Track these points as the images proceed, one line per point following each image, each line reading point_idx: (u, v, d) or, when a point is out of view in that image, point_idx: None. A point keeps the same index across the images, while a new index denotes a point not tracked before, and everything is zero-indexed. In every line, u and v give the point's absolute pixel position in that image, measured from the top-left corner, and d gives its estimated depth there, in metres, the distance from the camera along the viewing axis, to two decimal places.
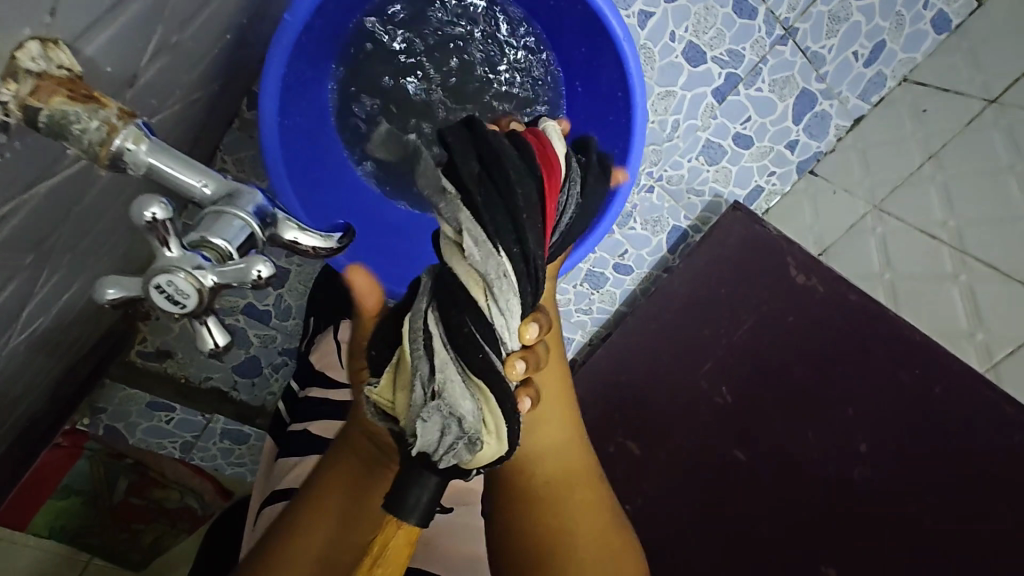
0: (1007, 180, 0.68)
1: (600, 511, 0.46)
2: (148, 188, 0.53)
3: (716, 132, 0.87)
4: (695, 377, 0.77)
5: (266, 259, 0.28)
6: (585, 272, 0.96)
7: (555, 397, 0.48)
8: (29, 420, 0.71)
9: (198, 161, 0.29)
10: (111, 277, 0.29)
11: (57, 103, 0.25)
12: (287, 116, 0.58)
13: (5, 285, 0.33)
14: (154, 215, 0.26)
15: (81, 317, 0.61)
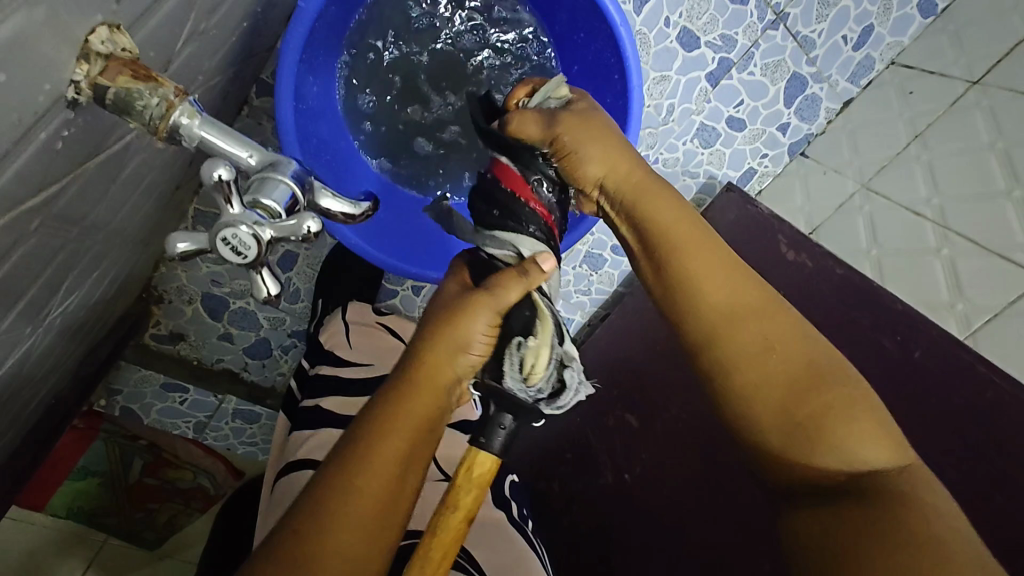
0: (988, 158, 0.70)
1: (795, 360, 0.40)
2: (167, 170, 0.56)
3: (710, 115, 0.89)
4: None
5: (314, 216, 0.32)
6: (584, 254, 0.98)
7: (692, 251, 0.44)
8: (52, 399, 0.74)
9: (241, 133, 0.32)
10: (180, 232, 0.33)
11: (123, 82, 0.27)
12: (300, 100, 0.60)
13: (51, 257, 0.36)
14: (222, 176, 0.29)
15: (103, 297, 0.64)
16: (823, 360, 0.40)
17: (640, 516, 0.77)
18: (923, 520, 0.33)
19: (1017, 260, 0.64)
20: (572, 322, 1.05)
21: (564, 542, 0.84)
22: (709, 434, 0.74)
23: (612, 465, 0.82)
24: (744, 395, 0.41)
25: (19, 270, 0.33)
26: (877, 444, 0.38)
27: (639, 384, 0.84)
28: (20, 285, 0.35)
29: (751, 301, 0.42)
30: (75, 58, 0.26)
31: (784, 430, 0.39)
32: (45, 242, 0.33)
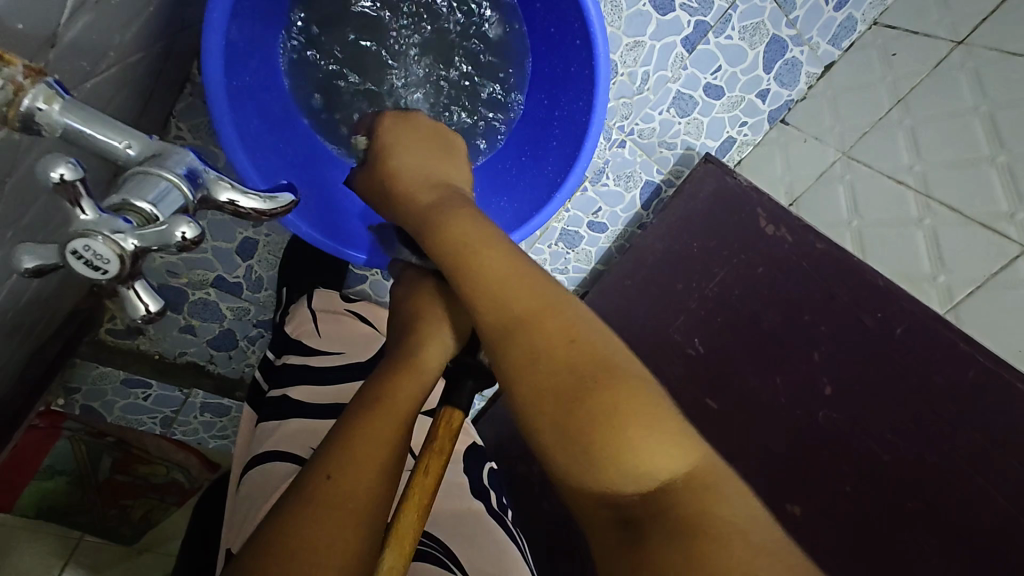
0: (972, 122, 0.68)
1: (570, 372, 0.36)
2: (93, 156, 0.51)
3: (687, 83, 0.85)
4: (668, 330, 0.78)
5: (191, 221, 0.28)
6: (560, 231, 0.95)
7: (471, 252, 0.42)
8: None
9: (120, 121, 0.29)
10: (25, 243, 0.28)
11: None
12: (233, 77, 0.55)
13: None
14: (62, 176, 0.25)
15: (39, 295, 0.60)
16: (596, 365, 0.36)
17: None
18: (716, 541, 0.32)
19: (1001, 230, 0.62)
20: None
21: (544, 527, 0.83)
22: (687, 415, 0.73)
23: None
24: (529, 419, 0.37)
25: None
26: (669, 452, 0.35)
27: None
28: None
29: (537, 309, 0.38)
30: None
31: (568, 454, 0.36)
32: None
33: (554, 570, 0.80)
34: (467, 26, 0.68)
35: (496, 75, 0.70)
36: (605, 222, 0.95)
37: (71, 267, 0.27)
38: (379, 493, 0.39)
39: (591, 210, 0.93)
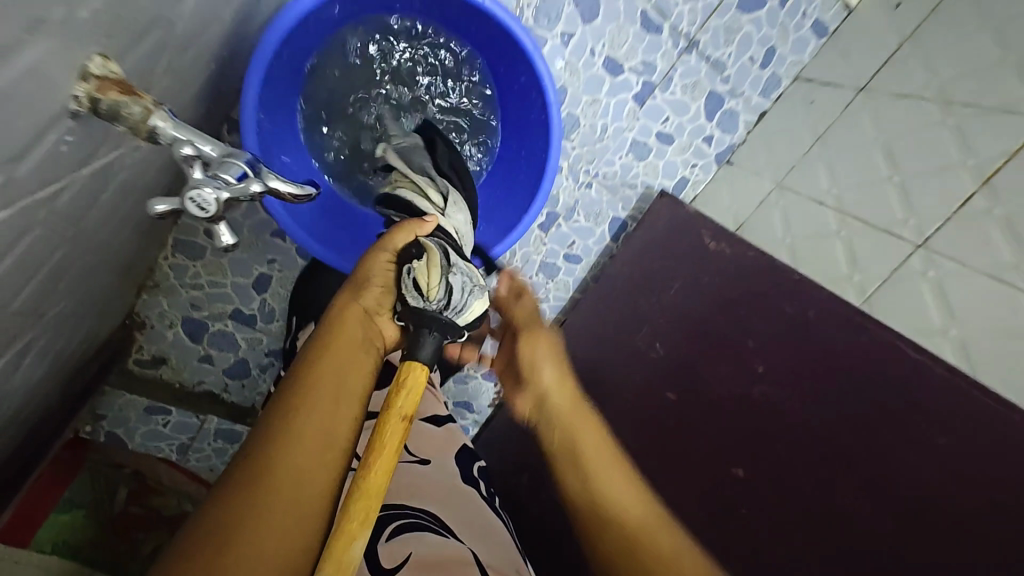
0: (874, 151, 0.81)
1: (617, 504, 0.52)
2: (145, 193, 0.62)
3: (641, 132, 1.00)
4: (637, 338, 0.88)
5: (260, 183, 0.41)
6: (540, 263, 1.07)
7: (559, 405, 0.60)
8: (39, 418, 0.78)
9: (204, 131, 0.39)
10: (157, 197, 0.40)
11: (112, 96, 0.33)
12: (265, 127, 0.69)
13: (45, 261, 0.42)
14: (187, 150, 0.38)
15: (89, 314, 0.70)
16: (640, 512, 0.52)
17: None
18: None
19: (900, 234, 0.72)
20: None
21: (536, 530, 0.89)
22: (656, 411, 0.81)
23: None
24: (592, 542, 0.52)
25: (29, 257, 0.39)
26: None
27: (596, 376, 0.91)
28: (19, 284, 0.40)
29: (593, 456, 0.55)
30: (75, 78, 0.32)
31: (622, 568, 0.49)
32: (49, 234, 0.40)
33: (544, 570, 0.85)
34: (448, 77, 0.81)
35: (489, 113, 0.83)
36: (579, 253, 1.07)
37: (183, 210, 0.40)
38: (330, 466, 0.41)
39: (565, 243, 1.06)
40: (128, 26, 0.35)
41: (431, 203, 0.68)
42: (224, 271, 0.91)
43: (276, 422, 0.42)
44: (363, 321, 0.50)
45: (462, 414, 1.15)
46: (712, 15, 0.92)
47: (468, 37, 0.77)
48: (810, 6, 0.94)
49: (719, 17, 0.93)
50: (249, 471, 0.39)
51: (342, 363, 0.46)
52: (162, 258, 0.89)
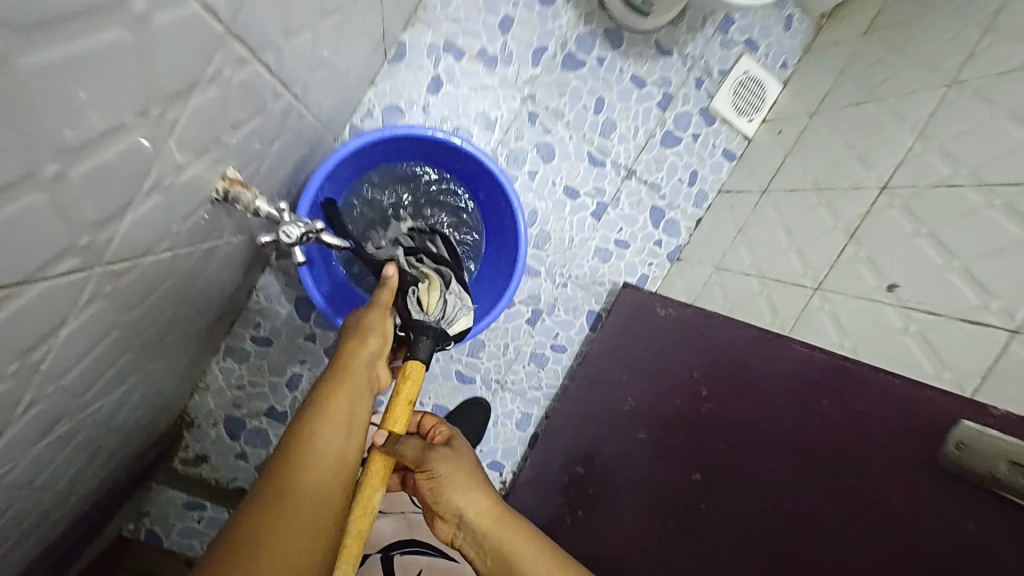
0: (779, 231, 1.03)
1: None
2: (220, 288, 0.83)
3: (602, 239, 1.24)
4: (615, 399, 1.02)
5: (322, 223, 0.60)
6: (531, 354, 1.24)
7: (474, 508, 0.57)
8: (99, 502, 0.90)
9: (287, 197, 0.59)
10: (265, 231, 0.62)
11: (237, 189, 0.56)
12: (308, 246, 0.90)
13: (165, 309, 0.61)
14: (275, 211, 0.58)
15: (160, 396, 0.86)
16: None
17: (590, 547, 0.89)
18: None
19: (803, 283, 0.90)
20: (531, 416, 1.25)
21: None
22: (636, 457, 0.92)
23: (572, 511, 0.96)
24: None
25: (160, 303, 0.59)
26: None
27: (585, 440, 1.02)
28: (150, 320, 0.58)
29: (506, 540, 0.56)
30: (218, 177, 0.53)
31: None
32: (174, 288, 0.59)
33: None
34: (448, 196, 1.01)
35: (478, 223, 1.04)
36: (564, 343, 1.25)
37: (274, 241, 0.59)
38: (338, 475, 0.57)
39: (551, 335, 1.24)
40: (245, 155, 0.58)
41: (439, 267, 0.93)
42: (264, 373, 1.09)
43: (295, 442, 0.57)
44: (366, 365, 0.66)
45: None
46: (643, 151, 1.23)
47: (459, 172, 1.00)
48: (716, 140, 1.27)
49: (647, 152, 1.23)
50: (276, 478, 0.54)
51: (347, 397, 0.62)
52: (215, 364, 1.07)
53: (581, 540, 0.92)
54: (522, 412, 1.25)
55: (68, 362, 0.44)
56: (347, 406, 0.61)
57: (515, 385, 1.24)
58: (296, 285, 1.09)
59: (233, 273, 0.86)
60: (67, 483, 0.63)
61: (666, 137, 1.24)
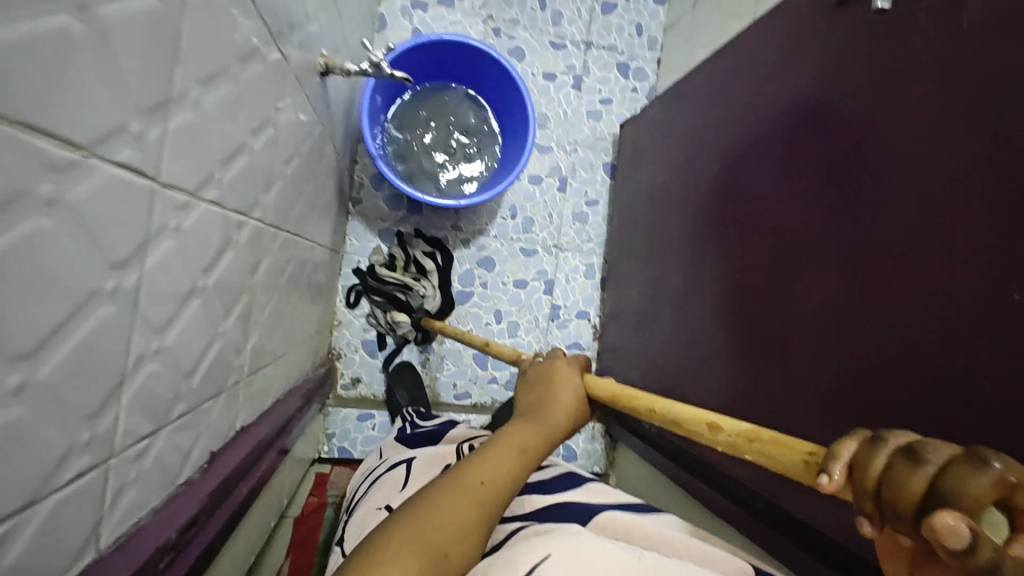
0: (720, 15, 1.27)
1: None
2: (329, 206, 1.11)
3: (588, 105, 1.50)
4: (665, 192, 1.26)
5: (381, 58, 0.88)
6: (573, 215, 1.49)
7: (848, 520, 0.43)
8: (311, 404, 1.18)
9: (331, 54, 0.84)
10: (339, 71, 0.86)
11: (326, 58, 0.82)
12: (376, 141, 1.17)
13: (310, 173, 0.88)
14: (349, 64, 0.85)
15: (318, 304, 1.14)
16: None
17: (690, 285, 1.12)
18: None
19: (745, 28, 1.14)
20: (594, 264, 1.50)
21: (668, 345, 1.18)
22: (688, 209, 1.15)
23: (668, 278, 1.21)
24: None
25: (307, 167, 0.86)
26: None
27: (657, 233, 1.27)
28: (307, 177, 0.85)
29: None
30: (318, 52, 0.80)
31: None
32: (311, 158, 0.87)
33: (685, 354, 1.11)
34: (455, 106, 1.31)
35: (480, 112, 1.32)
36: (595, 197, 1.50)
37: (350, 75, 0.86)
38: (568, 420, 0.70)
39: (582, 194, 1.49)
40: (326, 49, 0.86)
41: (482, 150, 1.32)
42: None
43: (534, 393, 0.73)
44: (570, 374, 0.75)
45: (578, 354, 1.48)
46: (591, 24, 1.49)
47: (464, 75, 1.28)
48: None
49: (596, 23, 1.50)
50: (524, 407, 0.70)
51: (567, 395, 0.72)
52: (340, 303, 1.36)
53: (681, 290, 1.15)
54: (586, 264, 1.50)
55: (285, 156, 0.71)
56: (575, 397, 0.72)
57: (571, 244, 1.49)
58: (374, 223, 1.38)
59: (334, 197, 1.15)
60: (292, 323, 0.90)
61: (604, 7, 1.50)
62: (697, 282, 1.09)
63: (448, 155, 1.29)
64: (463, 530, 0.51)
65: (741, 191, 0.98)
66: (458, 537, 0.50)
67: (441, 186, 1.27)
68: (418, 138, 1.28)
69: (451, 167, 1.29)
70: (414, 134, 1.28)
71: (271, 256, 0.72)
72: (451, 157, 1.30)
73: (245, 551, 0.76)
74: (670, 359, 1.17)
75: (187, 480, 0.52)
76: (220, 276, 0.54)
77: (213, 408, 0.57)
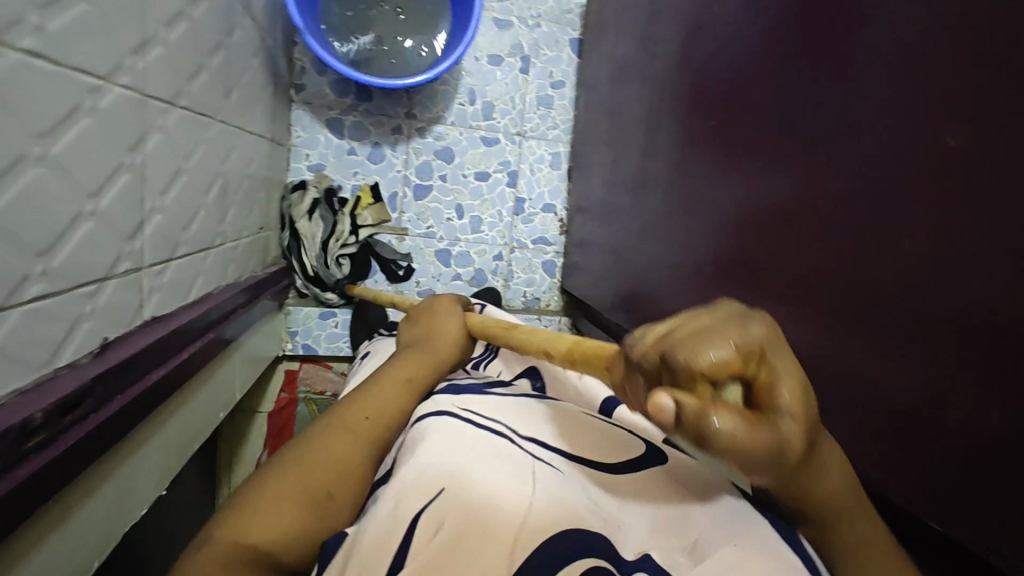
0: None
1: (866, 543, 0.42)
2: (258, 89, 1.02)
3: None
4: (630, 64, 1.15)
5: None
6: (537, 99, 1.39)
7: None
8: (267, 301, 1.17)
9: None
10: None
11: None
12: (305, 15, 1.05)
13: (216, 43, 0.79)
14: None
15: (259, 198, 1.09)
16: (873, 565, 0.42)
17: (649, 167, 1.05)
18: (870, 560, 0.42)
19: None
20: (560, 153, 1.42)
21: (629, 233, 1.14)
22: (650, 83, 1.06)
23: (630, 162, 1.14)
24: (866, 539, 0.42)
25: (211, 35, 0.76)
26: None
27: (620, 112, 1.18)
28: (210, 47, 0.76)
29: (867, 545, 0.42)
30: None
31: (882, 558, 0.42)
32: (215, 24, 0.78)
33: (643, 242, 1.08)
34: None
35: None
36: (561, 79, 1.39)
37: None
38: (438, 360, 0.70)
39: (547, 75, 1.38)
40: None
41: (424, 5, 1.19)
42: None
43: (410, 343, 0.75)
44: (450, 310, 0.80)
45: (544, 249, 1.44)
46: None
47: None
48: None
49: None
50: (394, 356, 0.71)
51: (445, 335, 0.75)
52: None
53: (642, 174, 1.09)
54: (551, 153, 1.42)
55: (164, 15, 0.62)
56: (452, 335, 0.76)
57: (535, 131, 1.40)
58: (321, 112, 1.28)
59: (264, 80, 1.05)
60: (217, 213, 0.86)
61: None
62: (656, 162, 1.03)
63: (403, 24, 1.18)
64: (336, 466, 0.49)
65: (700, 55, 0.88)
66: (340, 475, 0.49)
67: (429, 61, 1.18)
68: (360, 31, 1.16)
69: (420, 34, 1.19)
70: (354, 33, 1.16)
71: (165, 134, 0.65)
72: (404, 23, 1.18)
73: (184, 438, 0.78)
74: (629, 247, 1.13)
75: (69, 365, 0.50)
76: (75, 144, 0.48)
77: (99, 293, 0.54)
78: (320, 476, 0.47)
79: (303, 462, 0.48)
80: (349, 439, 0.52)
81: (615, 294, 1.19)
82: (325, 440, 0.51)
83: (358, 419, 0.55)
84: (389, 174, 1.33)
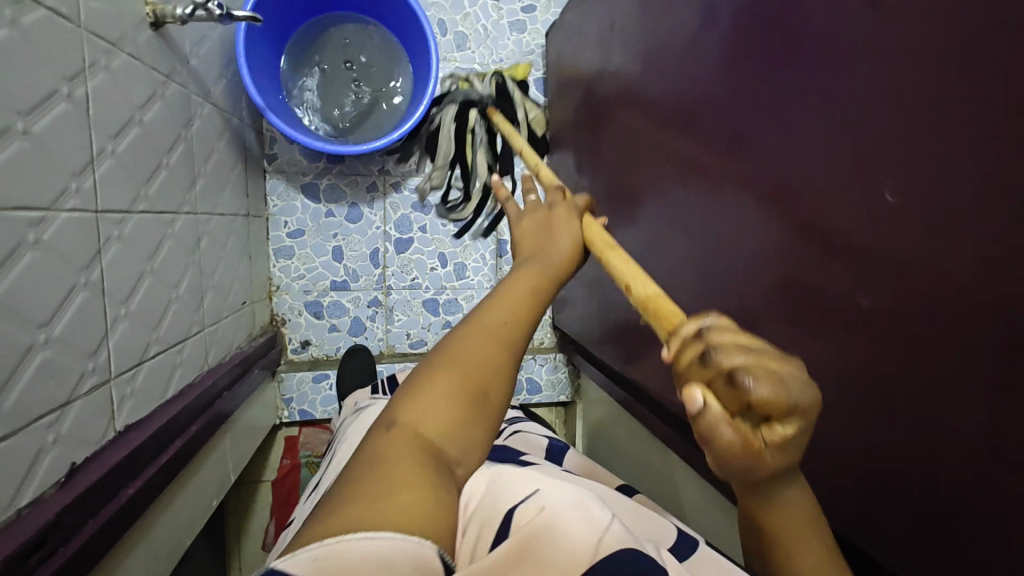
0: None
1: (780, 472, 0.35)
2: (227, 169, 1.04)
3: (510, 15, 1.36)
4: (590, 100, 1.15)
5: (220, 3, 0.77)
6: None
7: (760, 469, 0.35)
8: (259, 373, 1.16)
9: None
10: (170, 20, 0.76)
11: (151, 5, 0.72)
12: (267, 93, 1.06)
13: (174, 139, 0.80)
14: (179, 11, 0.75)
15: (238, 274, 1.09)
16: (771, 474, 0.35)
17: (619, 203, 1.05)
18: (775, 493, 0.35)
19: None
20: None
21: (608, 268, 1.13)
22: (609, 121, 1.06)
23: (601, 198, 1.14)
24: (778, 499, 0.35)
25: (167, 131, 0.78)
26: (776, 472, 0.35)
27: (587, 150, 1.18)
28: (167, 143, 0.77)
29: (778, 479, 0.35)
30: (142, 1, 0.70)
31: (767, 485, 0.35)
32: (171, 119, 0.79)
33: None
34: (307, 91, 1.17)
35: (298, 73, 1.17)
36: None
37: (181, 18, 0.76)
38: (546, 287, 0.57)
39: None
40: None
41: (360, 53, 1.20)
42: (312, 256, 1.32)
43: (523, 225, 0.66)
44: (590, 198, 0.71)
45: None
46: None
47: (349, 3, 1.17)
48: None
49: None
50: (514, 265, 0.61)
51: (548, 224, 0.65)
52: (274, 267, 1.31)
53: (613, 210, 1.08)
54: None
55: (113, 128, 0.64)
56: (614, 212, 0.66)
57: None
58: (295, 179, 1.30)
59: (232, 158, 1.06)
60: (191, 302, 0.86)
61: None
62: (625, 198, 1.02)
63: (364, 67, 1.20)
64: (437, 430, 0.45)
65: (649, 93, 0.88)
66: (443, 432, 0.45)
67: (400, 111, 1.20)
68: (352, 98, 1.19)
69: (386, 63, 1.21)
70: (351, 107, 1.19)
71: (123, 243, 0.65)
72: (361, 66, 1.20)
73: (174, 536, 0.77)
74: (609, 282, 1.12)
75: (32, 502, 0.50)
76: (19, 281, 0.48)
77: (62, 418, 0.54)
78: (448, 413, 0.46)
79: (430, 398, 0.46)
80: (422, 403, 0.46)
81: (603, 329, 1.16)
82: (473, 347, 0.49)
83: (487, 337, 0.50)
84: (368, 231, 1.34)
